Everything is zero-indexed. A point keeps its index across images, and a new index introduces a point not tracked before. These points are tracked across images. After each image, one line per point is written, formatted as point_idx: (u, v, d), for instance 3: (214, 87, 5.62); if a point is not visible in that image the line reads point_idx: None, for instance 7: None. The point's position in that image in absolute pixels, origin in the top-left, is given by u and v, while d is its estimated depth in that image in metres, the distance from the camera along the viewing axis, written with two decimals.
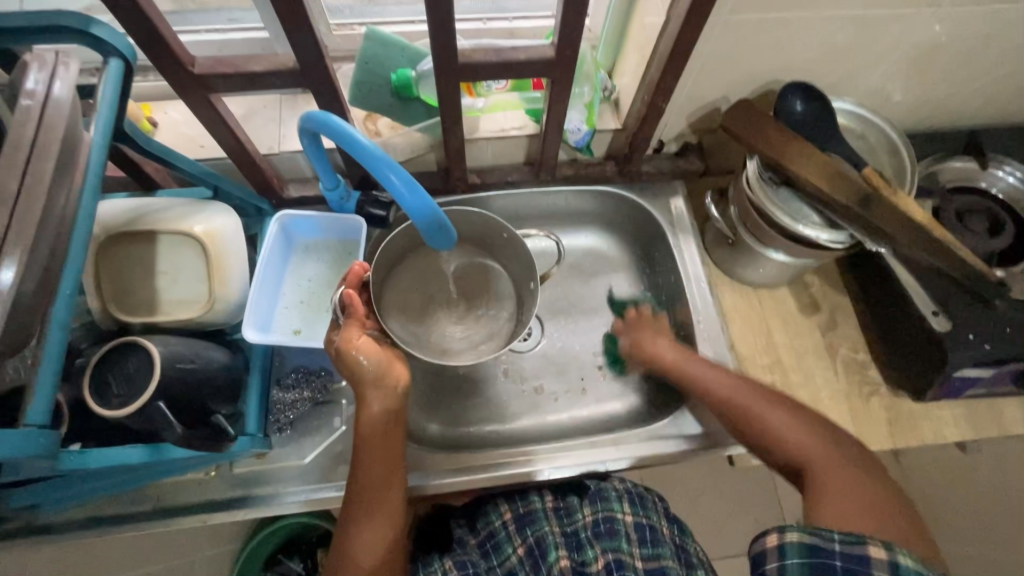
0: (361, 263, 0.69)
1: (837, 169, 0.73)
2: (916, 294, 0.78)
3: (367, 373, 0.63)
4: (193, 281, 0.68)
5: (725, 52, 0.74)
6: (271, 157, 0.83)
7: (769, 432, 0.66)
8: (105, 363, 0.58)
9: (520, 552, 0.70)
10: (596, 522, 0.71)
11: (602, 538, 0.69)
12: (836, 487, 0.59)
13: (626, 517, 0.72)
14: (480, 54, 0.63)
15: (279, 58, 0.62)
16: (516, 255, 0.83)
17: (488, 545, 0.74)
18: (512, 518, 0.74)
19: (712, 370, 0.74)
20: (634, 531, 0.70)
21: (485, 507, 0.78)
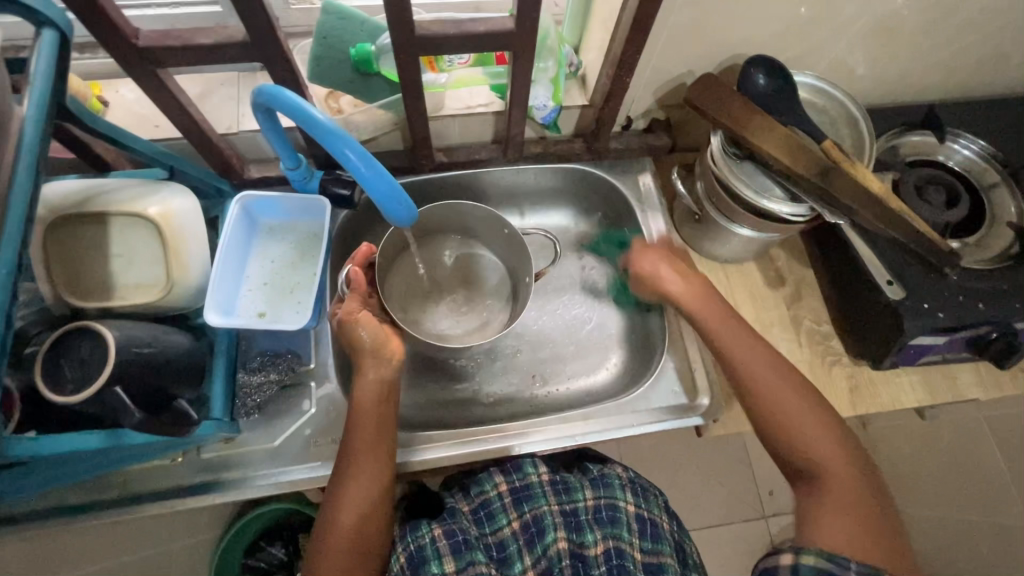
0: (368, 245, 0.79)
1: (798, 142, 0.74)
2: (872, 265, 0.80)
3: (366, 344, 0.72)
4: (149, 264, 0.66)
5: (688, 26, 0.74)
6: (230, 137, 0.81)
7: (780, 425, 0.67)
8: (57, 348, 0.56)
9: (515, 526, 0.74)
10: (599, 508, 0.75)
11: (603, 524, 0.74)
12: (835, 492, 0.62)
13: (628, 506, 0.76)
14: (438, 25, 0.62)
15: (229, 30, 0.60)
16: (514, 251, 0.90)
17: (482, 514, 0.76)
18: (508, 493, 0.76)
19: (749, 347, 0.71)
20: (635, 522, 0.75)
21: (481, 476, 0.80)
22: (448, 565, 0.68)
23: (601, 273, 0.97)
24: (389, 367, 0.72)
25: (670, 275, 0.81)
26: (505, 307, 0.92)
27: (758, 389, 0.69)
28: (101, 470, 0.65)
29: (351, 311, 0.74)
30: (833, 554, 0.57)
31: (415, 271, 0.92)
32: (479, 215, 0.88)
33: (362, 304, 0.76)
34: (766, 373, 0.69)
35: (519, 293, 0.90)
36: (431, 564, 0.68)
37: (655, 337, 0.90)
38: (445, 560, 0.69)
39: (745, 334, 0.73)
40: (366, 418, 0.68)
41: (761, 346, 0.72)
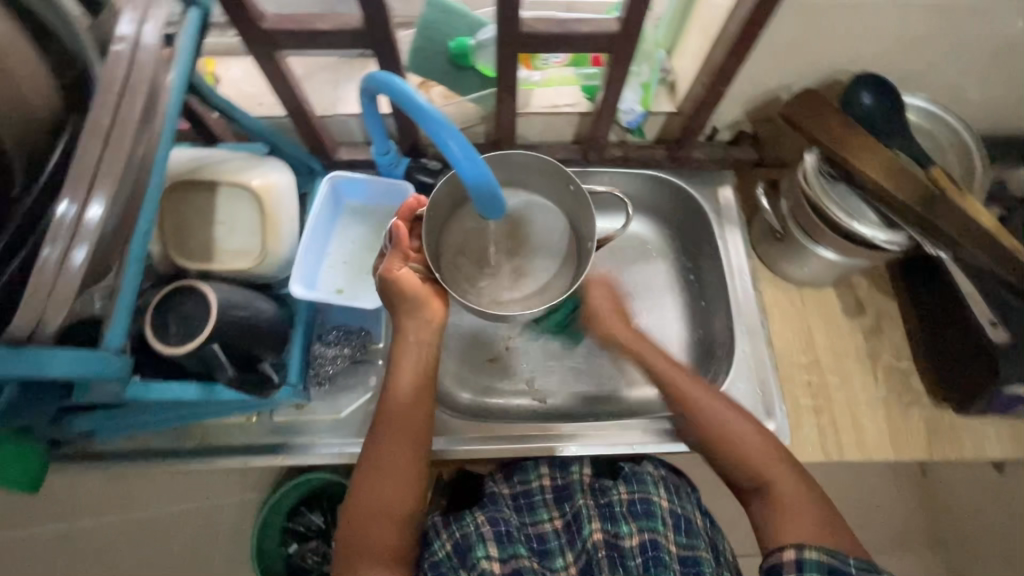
0: (416, 198, 0.73)
1: (902, 166, 0.71)
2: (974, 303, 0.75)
3: (403, 304, 0.69)
4: (248, 232, 0.70)
5: (795, 37, 0.72)
6: (326, 119, 0.85)
7: (709, 428, 0.68)
8: (166, 303, 0.61)
9: (557, 523, 0.74)
10: (633, 501, 0.72)
11: (638, 517, 0.70)
12: (789, 506, 0.62)
13: (663, 502, 0.73)
14: (544, 23, 0.63)
15: (346, 17, 0.63)
16: (576, 206, 0.77)
17: (523, 503, 0.76)
18: (551, 487, 0.77)
19: (665, 360, 0.73)
20: (670, 517, 0.71)
21: (524, 464, 0.80)
22: (492, 551, 0.68)
23: (667, 284, 0.96)
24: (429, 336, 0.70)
25: (616, 319, 0.76)
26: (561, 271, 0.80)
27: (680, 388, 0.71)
28: (186, 421, 0.70)
29: (390, 268, 0.68)
30: (835, 551, 0.58)
31: (474, 228, 0.80)
32: (540, 168, 0.76)
33: (405, 261, 0.70)
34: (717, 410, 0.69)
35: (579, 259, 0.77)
36: (477, 550, 0.68)
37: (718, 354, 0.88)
38: (489, 545, 0.69)
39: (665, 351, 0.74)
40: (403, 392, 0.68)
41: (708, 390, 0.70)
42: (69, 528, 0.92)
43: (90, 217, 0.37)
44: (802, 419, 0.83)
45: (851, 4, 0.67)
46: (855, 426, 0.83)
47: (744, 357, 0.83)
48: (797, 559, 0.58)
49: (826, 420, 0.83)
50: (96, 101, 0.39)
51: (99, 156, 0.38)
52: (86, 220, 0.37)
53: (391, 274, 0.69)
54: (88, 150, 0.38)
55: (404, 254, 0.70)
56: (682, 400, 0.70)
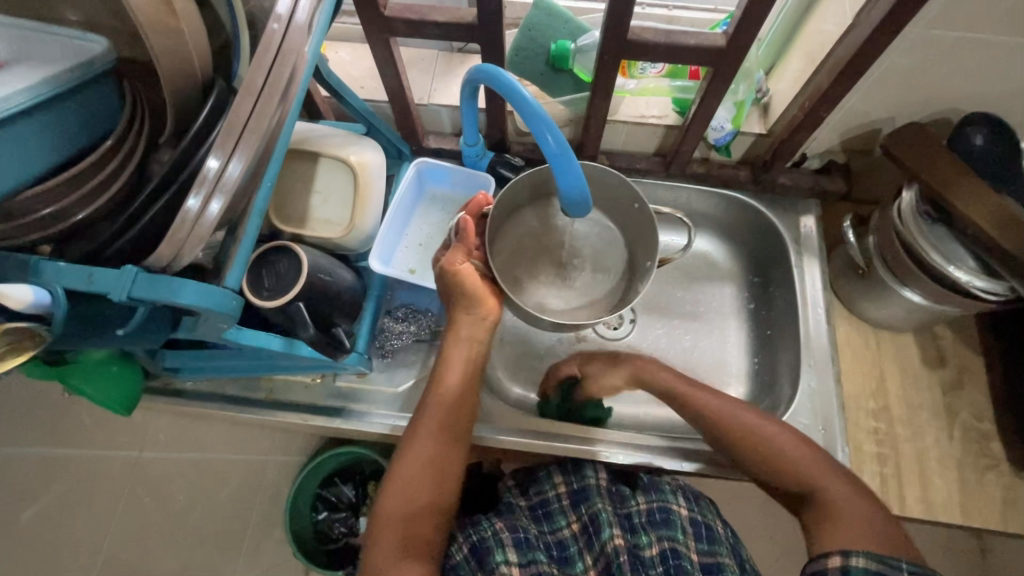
0: (485, 195, 0.73)
1: (1013, 214, 0.66)
2: None
3: (461, 297, 0.70)
4: (340, 205, 0.75)
5: (908, 69, 0.69)
6: (420, 107, 0.89)
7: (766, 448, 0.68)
8: (263, 260, 0.66)
9: (574, 528, 0.74)
10: (652, 510, 0.73)
11: (657, 526, 0.71)
12: (839, 514, 0.63)
13: (682, 510, 0.73)
14: (650, 33, 0.64)
15: (460, 12, 0.66)
16: (638, 227, 0.76)
17: (540, 512, 0.76)
18: (568, 493, 0.77)
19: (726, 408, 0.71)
20: (689, 525, 0.72)
21: (540, 475, 0.81)
22: (512, 556, 0.68)
23: (731, 307, 0.94)
24: (477, 341, 0.72)
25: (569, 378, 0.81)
26: (615, 287, 0.79)
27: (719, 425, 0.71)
28: (261, 371, 0.75)
29: (453, 261, 0.68)
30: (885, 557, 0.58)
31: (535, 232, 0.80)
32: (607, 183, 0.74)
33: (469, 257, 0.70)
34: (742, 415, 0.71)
35: (633, 277, 0.77)
36: (497, 554, 0.68)
37: (781, 386, 0.85)
38: (508, 549, 0.68)
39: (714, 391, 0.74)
40: (443, 402, 0.69)
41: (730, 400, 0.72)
42: (137, 457, 1.00)
43: (230, 173, 0.41)
44: (863, 465, 0.79)
45: (976, 40, 0.64)
46: (922, 482, 0.79)
47: (807, 392, 0.80)
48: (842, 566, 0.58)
49: (891, 471, 0.79)
50: (252, 62, 0.42)
51: (248, 114, 0.42)
52: (226, 176, 0.41)
53: (453, 268, 0.68)
54: (239, 107, 0.42)
55: (467, 250, 0.70)
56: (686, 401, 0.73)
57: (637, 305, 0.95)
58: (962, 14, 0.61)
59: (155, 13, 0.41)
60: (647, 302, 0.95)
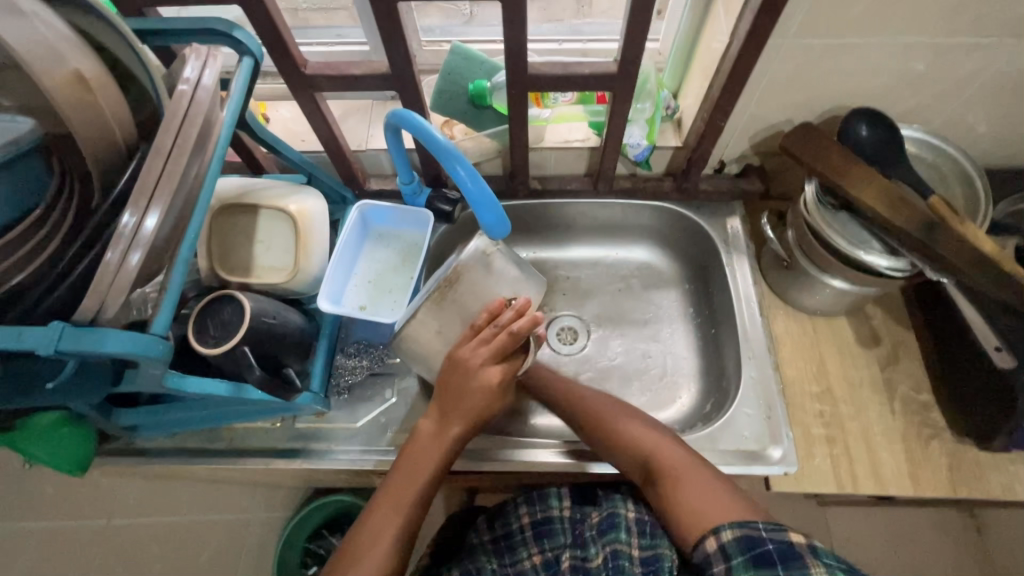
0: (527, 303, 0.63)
1: (900, 195, 0.72)
2: (978, 331, 0.77)
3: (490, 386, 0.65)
4: (283, 251, 0.78)
5: (790, 76, 0.76)
6: (359, 153, 0.94)
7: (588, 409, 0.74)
8: (206, 310, 0.69)
9: (536, 560, 0.73)
10: (601, 520, 0.72)
11: (604, 533, 0.71)
12: (684, 481, 0.63)
13: (628, 512, 0.72)
14: (548, 66, 0.70)
15: (375, 64, 0.72)
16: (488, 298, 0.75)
17: (502, 544, 0.76)
18: (530, 525, 0.75)
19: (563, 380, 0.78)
20: (634, 525, 0.71)
21: (506, 508, 0.79)
22: None
23: (676, 311, 0.99)
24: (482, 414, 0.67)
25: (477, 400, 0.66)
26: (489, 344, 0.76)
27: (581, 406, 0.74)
28: (216, 422, 0.76)
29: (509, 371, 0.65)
30: (745, 522, 0.58)
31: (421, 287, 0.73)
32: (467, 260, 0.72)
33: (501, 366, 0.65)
34: (593, 398, 0.75)
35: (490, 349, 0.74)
36: None
37: (727, 381, 0.88)
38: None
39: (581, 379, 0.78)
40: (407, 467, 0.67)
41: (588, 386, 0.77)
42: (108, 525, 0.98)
43: (146, 228, 0.46)
44: (812, 448, 0.82)
45: (842, 44, 0.71)
46: (870, 458, 0.81)
47: (749, 382, 0.83)
48: (718, 545, 0.58)
49: (840, 450, 0.81)
50: (162, 126, 0.48)
51: (160, 173, 0.47)
52: (141, 230, 0.46)
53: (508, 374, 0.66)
54: (153, 166, 0.47)
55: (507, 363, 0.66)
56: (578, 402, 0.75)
57: (587, 320, 0.99)
58: (820, 25, 0.68)
59: (73, 92, 0.45)
60: (597, 315, 0.99)
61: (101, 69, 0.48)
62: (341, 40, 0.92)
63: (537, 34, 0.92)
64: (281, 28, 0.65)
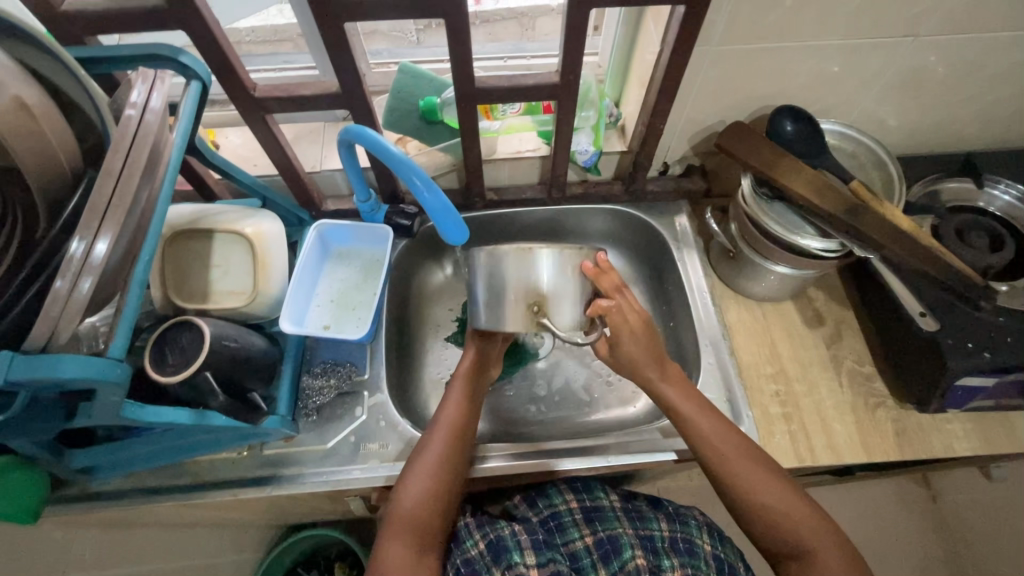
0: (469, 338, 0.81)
1: (826, 182, 0.79)
2: (904, 298, 0.82)
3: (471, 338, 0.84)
4: (241, 274, 0.78)
5: (718, 80, 0.82)
6: (314, 174, 0.94)
7: (730, 471, 0.70)
8: (163, 337, 0.68)
9: (588, 540, 0.73)
10: (676, 539, 0.75)
11: (681, 553, 0.73)
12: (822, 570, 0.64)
13: (706, 545, 0.76)
14: (494, 80, 0.74)
15: (325, 84, 0.73)
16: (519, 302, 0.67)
17: (552, 525, 0.76)
18: (580, 509, 0.77)
19: (723, 437, 0.72)
20: (712, 559, 0.74)
21: (551, 491, 0.82)
22: (529, 557, 0.70)
23: None
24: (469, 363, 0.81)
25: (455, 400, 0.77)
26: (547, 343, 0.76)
27: (730, 474, 0.70)
28: (180, 455, 0.73)
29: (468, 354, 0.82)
30: None
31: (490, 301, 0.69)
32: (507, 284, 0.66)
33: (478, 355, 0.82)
34: (777, 492, 0.69)
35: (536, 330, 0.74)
36: (513, 553, 0.70)
37: (689, 368, 0.92)
38: (525, 552, 0.71)
39: (735, 436, 0.73)
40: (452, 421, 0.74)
41: (772, 473, 0.70)
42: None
43: (97, 253, 0.45)
44: (772, 427, 0.86)
45: (761, 49, 0.78)
46: (825, 431, 0.86)
47: (708, 368, 0.88)
48: None
49: (797, 426, 0.86)
50: (110, 150, 0.48)
51: (110, 195, 0.47)
52: (92, 255, 0.45)
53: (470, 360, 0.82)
54: (102, 190, 0.47)
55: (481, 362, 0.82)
56: (727, 475, 0.70)
57: None
58: (740, 33, 0.74)
59: (13, 120, 0.45)
60: None
61: (42, 96, 0.48)
62: (289, 66, 0.93)
63: (484, 52, 0.96)
64: (228, 52, 0.65)
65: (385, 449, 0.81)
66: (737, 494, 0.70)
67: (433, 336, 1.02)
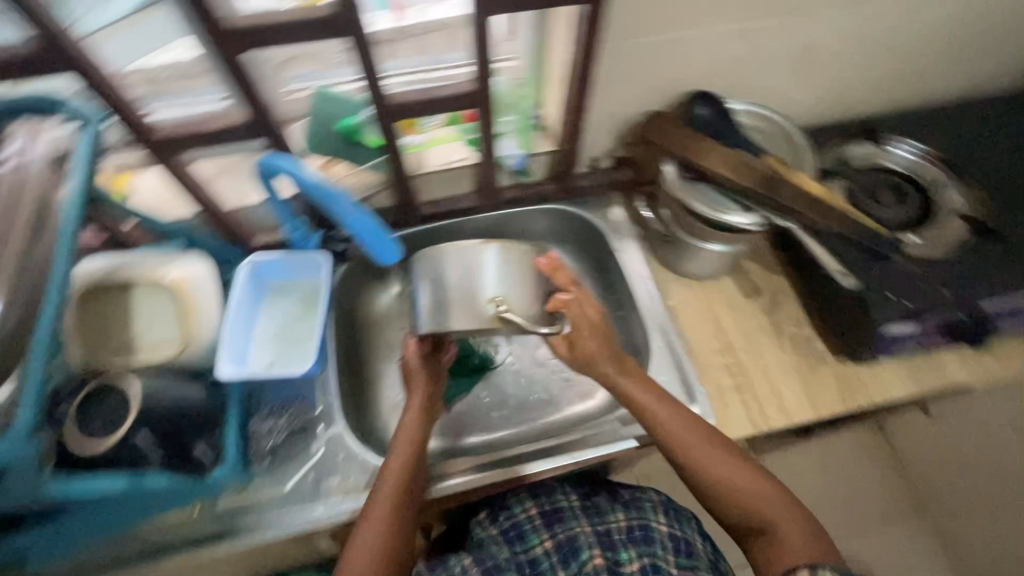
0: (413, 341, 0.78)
1: (742, 158, 0.82)
2: (824, 260, 0.84)
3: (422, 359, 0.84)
4: (168, 323, 0.75)
5: (629, 73, 0.85)
6: (239, 210, 0.91)
7: (689, 453, 0.72)
8: (89, 402, 0.66)
9: (547, 545, 0.75)
10: (632, 528, 0.75)
11: (638, 544, 0.73)
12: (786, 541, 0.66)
13: (661, 526, 0.75)
14: (409, 94, 0.73)
15: (234, 116, 0.71)
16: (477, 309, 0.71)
17: (512, 535, 0.78)
18: (539, 514, 0.79)
19: (685, 422, 0.74)
20: (669, 540, 0.74)
21: (511, 500, 0.83)
22: None
23: None
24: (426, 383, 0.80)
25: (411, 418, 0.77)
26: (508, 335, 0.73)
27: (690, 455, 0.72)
28: (123, 523, 0.69)
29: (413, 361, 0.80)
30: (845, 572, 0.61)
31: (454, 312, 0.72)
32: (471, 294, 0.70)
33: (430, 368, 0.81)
34: (734, 468, 0.71)
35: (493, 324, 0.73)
36: None
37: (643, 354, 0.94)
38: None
39: (692, 419, 0.75)
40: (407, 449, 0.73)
41: (728, 451, 0.72)
42: None
43: None
44: (726, 399, 0.89)
45: (664, 40, 0.81)
46: (774, 395, 0.89)
47: (660, 350, 0.91)
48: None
49: (748, 395, 0.89)
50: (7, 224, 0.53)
51: None
52: None
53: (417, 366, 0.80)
54: None
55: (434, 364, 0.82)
56: (688, 457, 0.72)
57: None
58: (641, 26, 0.77)
59: None
60: None
61: None
62: None
63: None
64: (121, 94, 0.62)
65: (347, 482, 0.79)
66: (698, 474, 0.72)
67: (387, 359, 0.99)
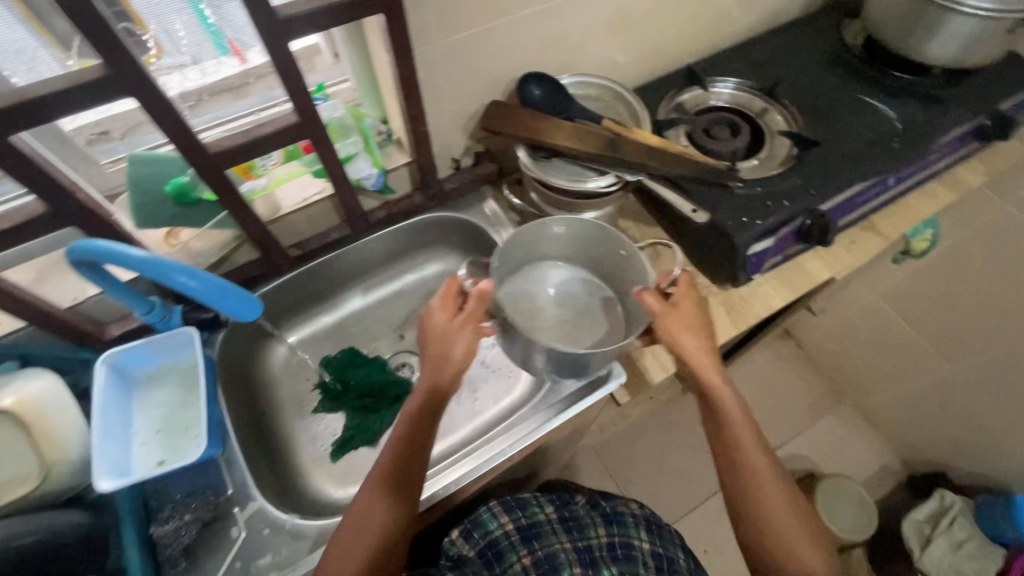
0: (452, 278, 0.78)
1: (583, 128, 0.86)
2: (677, 202, 0.90)
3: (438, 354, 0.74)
4: (16, 455, 0.68)
5: (458, 71, 0.86)
6: (79, 306, 0.81)
7: (746, 452, 0.74)
8: None
9: (526, 561, 0.73)
10: (614, 546, 0.76)
11: (619, 560, 0.74)
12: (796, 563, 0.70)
13: (643, 543, 0.78)
14: (230, 139, 0.69)
15: (30, 208, 0.63)
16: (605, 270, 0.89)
17: (490, 554, 0.75)
18: (516, 530, 0.76)
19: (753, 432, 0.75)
20: (651, 557, 0.76)
21: (485, 516, 0.79)
22: None
23: None
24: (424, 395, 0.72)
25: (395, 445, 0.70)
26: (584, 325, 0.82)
27: (744, 457, 0.74)
28: None
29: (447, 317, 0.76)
30: None
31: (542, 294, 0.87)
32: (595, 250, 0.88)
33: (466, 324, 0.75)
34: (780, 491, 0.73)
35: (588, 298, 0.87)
36: None
37: None
38: None
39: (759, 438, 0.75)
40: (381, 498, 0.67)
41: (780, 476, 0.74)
42: None
43: None
44: None
45: (480, 32, 0.82)
46: None
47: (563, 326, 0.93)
48: None
49: None
50: None
51: None
52: None
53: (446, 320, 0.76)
54: None
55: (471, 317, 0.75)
56: (740, 459, 0.74)
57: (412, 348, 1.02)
58: (452, 23, 0.78)
59: None
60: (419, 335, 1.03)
61: None
62: None
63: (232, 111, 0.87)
64: None
65: (281, 554, 0.73)
66: (744, 482, 0.74)
67: (298, 415, 0.94)
